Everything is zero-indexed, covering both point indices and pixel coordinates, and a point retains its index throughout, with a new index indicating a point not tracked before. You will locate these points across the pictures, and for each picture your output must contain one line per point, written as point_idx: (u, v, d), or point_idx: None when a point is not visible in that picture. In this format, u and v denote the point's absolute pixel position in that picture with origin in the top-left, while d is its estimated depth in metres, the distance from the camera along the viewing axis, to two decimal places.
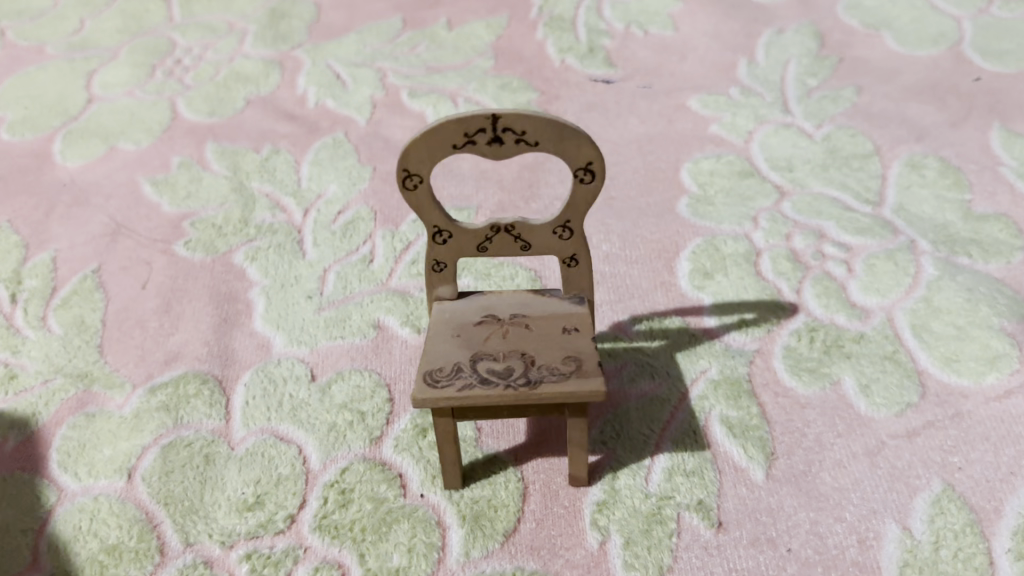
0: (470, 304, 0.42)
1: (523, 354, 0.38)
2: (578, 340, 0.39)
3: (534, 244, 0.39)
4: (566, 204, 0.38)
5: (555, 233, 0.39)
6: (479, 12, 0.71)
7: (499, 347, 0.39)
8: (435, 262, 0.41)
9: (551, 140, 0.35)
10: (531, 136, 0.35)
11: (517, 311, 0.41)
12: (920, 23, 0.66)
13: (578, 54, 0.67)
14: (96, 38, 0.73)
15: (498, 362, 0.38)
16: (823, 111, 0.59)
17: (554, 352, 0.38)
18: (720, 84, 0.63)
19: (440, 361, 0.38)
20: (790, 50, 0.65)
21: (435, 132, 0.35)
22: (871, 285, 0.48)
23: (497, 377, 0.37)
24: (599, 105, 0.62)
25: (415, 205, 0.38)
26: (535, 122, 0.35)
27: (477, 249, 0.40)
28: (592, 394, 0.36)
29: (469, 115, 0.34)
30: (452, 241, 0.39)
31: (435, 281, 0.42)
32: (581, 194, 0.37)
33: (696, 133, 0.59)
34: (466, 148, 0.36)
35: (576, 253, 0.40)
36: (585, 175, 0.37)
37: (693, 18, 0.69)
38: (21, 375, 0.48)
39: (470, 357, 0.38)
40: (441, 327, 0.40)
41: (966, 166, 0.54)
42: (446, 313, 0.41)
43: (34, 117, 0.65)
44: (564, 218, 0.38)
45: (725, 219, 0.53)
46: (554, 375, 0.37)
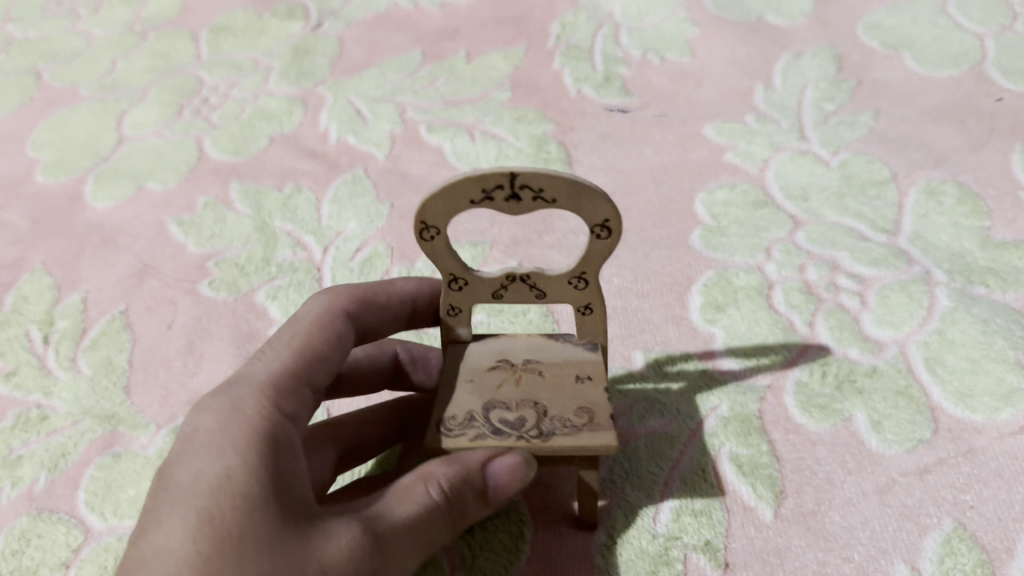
0: (483, 349, 0.42)
1: (536, 403, 0.39)
2: (590, 391, 0.39)
3: (549, 293, 0.40)
4: (582, 257, 0.38)
5: (570, 284, 0.39)
6: (497, 43, 0.72)
7: (511, 395, 0.39)
8: (449, 307, 0.41)
9: (568, 199, 0.36)
10: (549, 194, 0.35)
11: (529, 358, 0.41)
12: (942, 43, 0.65)
13: (594, 83, 0.67)
14: (127, 79, 0.75)
15: (512, 410, 0.38)
16: (839, 137, 0.59)
17: (567, 402, 0.38)
18: (737, 111, 0.62)
19: (455, 406, 0.39)
20: (807, 74, 0.64)
21: (453, 187, 0.36)
22: (884, 318, 0.47)
23: (510, 428, 0.37)
24: (614, 135, 0.63)
25: (432, 254, 0.38)
26: (553, 181, 0.35)
27: (491, 296, 0.41)
28: (606, 446, 0.36)
29: (487, 173, 0.35)
30: (467, 287, 0.40)
31: (450, 326, 0.42)
32: (598, 248, 0.37)
33: (710, 162, 0.59)
34: (482, 203, 0.36)
35: (591, 301, 0.40)
36: (601, 233, 0.37)
37: (710, 44, 0.68)
38: (52, 417, 0.50)
39: (483, 406, 0.39)
40: (455, 373, 0.41)
41: (985, 192, 0.54)
42: (460, 358, 0.42)
43: (68, 160, 0.68)
44: (579, 270, 0.39)
45: (737, 251, 0.53)
46: (566, 427, 0.37)
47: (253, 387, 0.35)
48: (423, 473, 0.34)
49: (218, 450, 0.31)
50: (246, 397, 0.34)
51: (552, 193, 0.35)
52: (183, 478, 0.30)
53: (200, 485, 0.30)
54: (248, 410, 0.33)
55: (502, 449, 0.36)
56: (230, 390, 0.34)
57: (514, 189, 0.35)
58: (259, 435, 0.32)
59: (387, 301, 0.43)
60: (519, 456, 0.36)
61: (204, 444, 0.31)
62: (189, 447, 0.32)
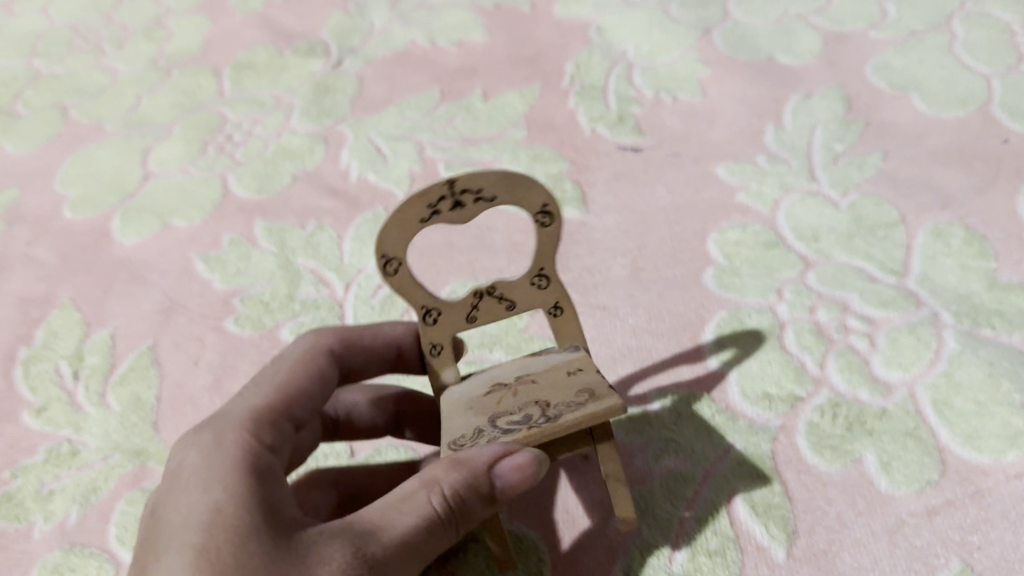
0: (476, 382, 0.44)
1: (537, 402, 0.40)
2: (584, 379, 0.41)
3: (517, 301, 0.45)
4: (536, 253, 0.44)
5: (532, 284, 0.45)
6: (513, 82, 0.74)
7: (512, 405, 0.41)
8: (431, 345, 0.45)
9: (506, 194, 0.41)
10: (488, 194, 0.41)
11: (522, 375, 0.43)
12: (949, 84, 0.66)
13: (608, 122, 0.69)
14: (152, 115, 0.77)
15: (516, 413, 0.40)
16: (848, 179, 0.60)
17: (566, 392, 0.40)
18: (748, 151, 0.64)
19: (460, 428, 0.40)
20: (817, 115, 0.65)
21: (404, 210, 0.41)
22: (893, 360, 0.49)
23: (518, 425, 0.39)
24: (627, 175, 0.64)
25: (402, 287, 0.43)
26: (488, 180, 0.41)
27: (466, 321, 0.45)
28: (614, 407, 0.37)
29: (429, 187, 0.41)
30: (441, 317, 0.45)
31: (437, 369, 0.45)
32: (545, 237, 0.43)
33: (722, 202, 0.60)
34: (432, 219, 0.41)
35: (558, 300, 0.45)
36: (545, 221, 0.43)
37: (722, 84, 0.70)
38: (82, 452, 0.52)
39: (488, 421, 0.40)
40: (456, 405, 0.43)
41: (991, 234, 0.55)
42: (455, 394, 0.44)
43: (95, 196, 0.70)
44: (537, 266, 0.44)
45: (749, 291, 0.54)
46: (570, 407, 0.38)
47: (233, 427, 0.40)
48: (423, 481, 0.37)
49: (209, 482, 0.36)
50: (226, 436, 0.39)
51: (490, 189, 0.41)
52: (178, 512, 0.35)
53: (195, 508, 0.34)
54: (227, 444, 0.39)
55: (514, 447, 0.37)
56: (213, 432, 0.40)
57: (457, 199, 0.41)
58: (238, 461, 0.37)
59: (370, 341, 0.49)
60: (528, 454, 0.37)
61: (190, 476, 0.37)
62: (178, 483, 0.37)
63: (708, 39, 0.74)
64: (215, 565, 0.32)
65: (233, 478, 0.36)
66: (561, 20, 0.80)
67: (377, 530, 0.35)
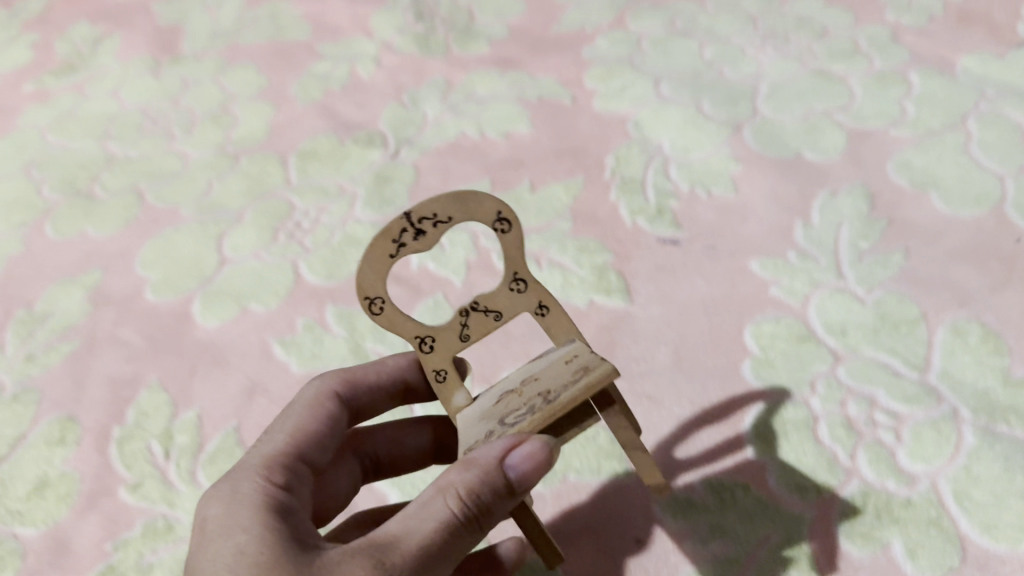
0: (485, 396, 0.51)
1: (540, 393, 0.47)
2: (575, 363, 0.48)
3: (501, 310, 0.52)
4: (507, 261, 0.51)
5: (511, 289, 0.52)
6: (559, 174, 0.81)
7: (518, 403, 0.47)
8: (436, 372, 0.51)
9: (459, 211, 0.50)
10: (443, 215, 0.50)
11: (524, 380, 0.50)
12: (966, 183, 0.71)
13: (648, 215, 0.74)
14: (225, 200, 0.83)
15: (521, 407, 0.47)
16: (873, 275, 0.65)
17: (563, 375, 0.47)
18: (780, 247, 0.69)
19: (475, 433, 0.47)
20: (843, 212, 0.71)
21: (375, 250, 0.50)
22: (917, 452, 0.54)
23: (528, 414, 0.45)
24: (668, 267, 0.69)
25: (392, 324, 0.51)
26: (437, 204, 0.50)
27: (460, 341, 0.52)
28: (608, 372, 0.44)
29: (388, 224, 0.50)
30: (435, 344, 0.51)
31: (449, 395, 0.51)
32: (508, 243, 0.51)
33: (757, 295, 0.66)
34: (400, 251, 0.50)
35: (540, 300, 0.52)
36: (503, 227, 0.51)
37: (753, 180, 0.75)
38: (177, 526, 0.58)
39: (499, 422, 0.47)
40: (469, 418, 0.49)
41: (1006, 332, 0.60)
42: (468, 408, 0.50)
43: (175, 279, 0.76)
44: (511, 271, 0.52)
45: (784, 383, 0.59)
46: (569, 385, 0.45)
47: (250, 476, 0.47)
48: (436, 487, 0.43)
49: (228, 529, 0.42)
50: (244, 485, 0.46)
51: (442, 211, 0.50)
52: (204, 562, 0.42)
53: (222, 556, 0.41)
54: (245, 491, 0.45)
55: (523, 438, 0.43)
56: (234, 481, 0.46)
57: (418, 229, 0.50)
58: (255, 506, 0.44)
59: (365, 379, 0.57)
60: (537, 442, 0.43)
61: (217, 526, 0.43)
62: (207, 536, 0.43)
63: (739, 135, 0.80)
64: None
65: (249, 521, 0.43)
66: (601, 115, 0.87)
67: (395, 537, 0.41)
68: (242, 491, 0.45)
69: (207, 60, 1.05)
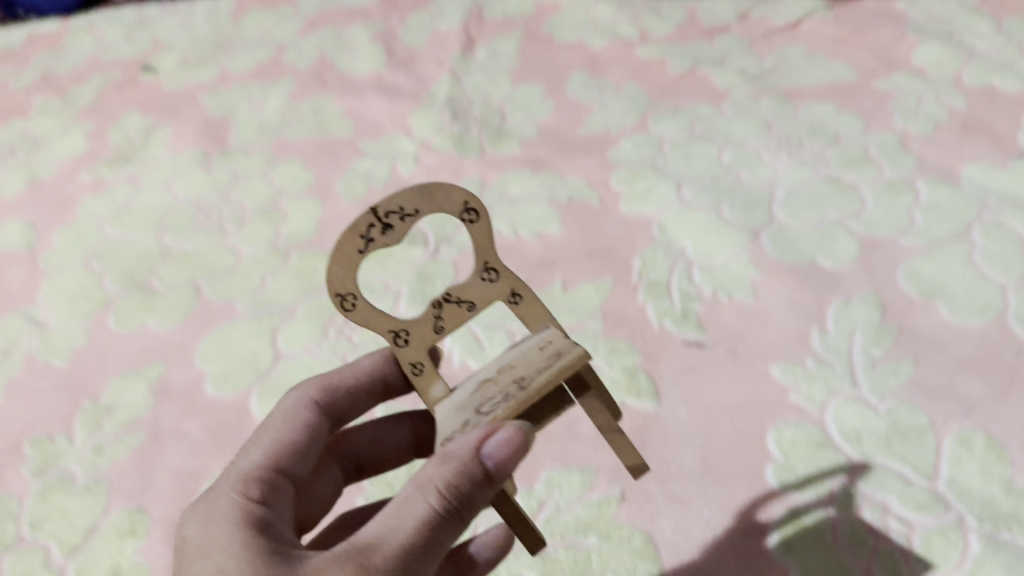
0: (459, 387, 0.57)
1: (512, 382, 0.54)
2: (541, 350, 0.55)
3: (472, 300, 0.58)
4: (478, 251, 0.58)
5: (481, 280, 0.58)
6: (589, 274, 0.86)
7: (492, 393, 0.54)
8: (414, 365, 0.57)
9: (426, 203, 0.57)
10: (410, 208, 0.57)
11: (496, 368, 0.56)
12: (971, 293, 0.77)
13: (674, 318, 0.80)
14: (277, 295, 0.90)
15: (497, 396, 0.54)
16: (885, 383, 0.70)
17: (532, 364, 0.54)
18: (798, 353, 0.74)
19: (451, 425, 0.54)
20: (856, 320, 0.76)
21: (348, 245, 0.57)
22: (927, 559, 0.59)
23: (505, 402, 0.53)
24: (693, 369, 0.75)
25: (367, 318, 0.57)
26: (405, 198, 0.57)
27: (435, 332, 0.58)
28: (582, 354, 0.53)
29: (357, 219, 0.57)
30: (410, 336, 0.58)
31: (427, 385, 0.57)
32: (476, 233, 0.58)
33: (777, 401, 0.71)
34: (370, 245, 0.57)
35: (509, 288, 0.59)
36: (470, 217, 0.58)
37: (772, 286, 0.81)
38: None
39: (474, 412, 0.54)
40: (448, 410, 0.55)
41: (1008, 442, 0.65)
42: (445, 398, 0.56)
43: (234, 373, 0.82)
44: (482, 262, 0.59)
45: (806, 490, 0.65)
46: (541, 372, 0.53)
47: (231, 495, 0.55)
48: (417, 484, 0.50)
49: (208, 548, 0.50)
50: (225, 503, 0.54)
51: (409, 205, 0.57)
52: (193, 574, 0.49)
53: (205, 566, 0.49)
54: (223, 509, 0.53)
55: (500, 428, 0.50)
56: (216, 502, 0.54)
57: (385, 223, 0.57)
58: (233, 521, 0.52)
59: (338, 385, 0.66)
60: (513, 429, 0.50)
61: (201, 542, 0.51)
62: (191, 553, 0.51)
63: (757, 242, 0.86)
64: None
65: (230, 535, 0.50)
66: (627, 217, 0.93)
67: (376, 539, 0.48)
68: (220, 508, 0.53)
69: (255, 154, 1.13)
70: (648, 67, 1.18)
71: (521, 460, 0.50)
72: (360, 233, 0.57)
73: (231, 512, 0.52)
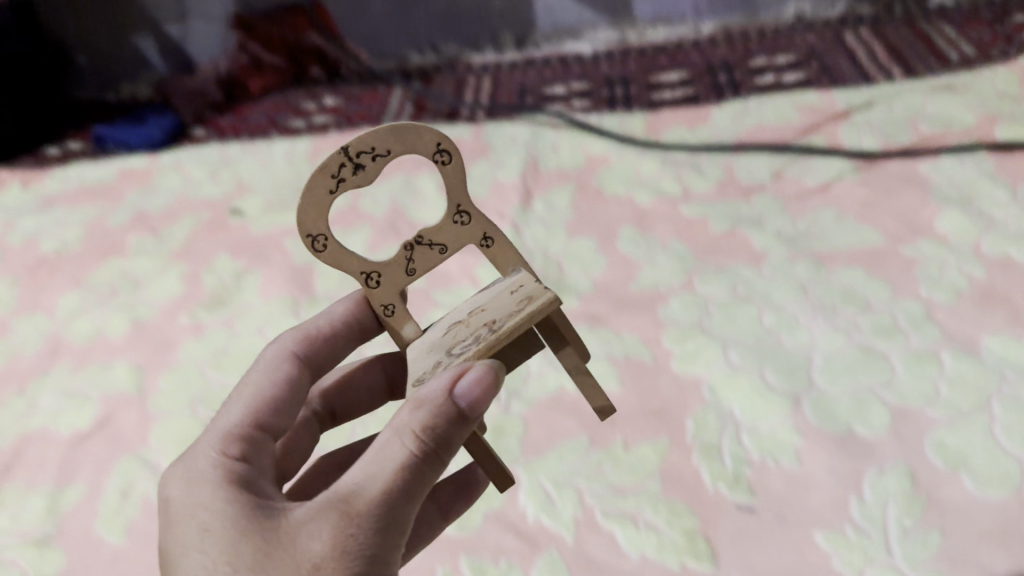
0: (433, 331, 0.78)
1: (487, 324, 0.71)
2: (511, 297, 0.73)
3: (445, 242, 0.78)
4: (451, 190, 0.76)
5: (454, 221, 0.77)
6: (647, 433, 0.96)
7: (467, 334, 0.72)
8: (387, 305, 0.78)
9: (397, 145, 0.73)
10: (384, 149, 0.73)
11: (470, 312, 0.76)
12: (993, 466, 0.87)
13: (727, 481, 0.89)
14: None
15: (471, 338, 0.71)
16: (917, 554, 0.80)
17: (506, 305, 0.72)
18: (839, 522, 0.84)
19: (429, 362, 0.72)
20: (889, 489, 0.86)
21: (317, 183, 0.72)
22: None
23: (479, 342, 0.69)
24: (745, 533, 0.85)
25: (339, 256, 0.75)
26: (377, 140, 0.72)
27: (407, 271, 0.78)
28: (547, 301, 0.70)
29: (330, 161, 0.72)
30: (382, 276, 0.77)
31: (401, 321, 0.79)
32: (449, 172, 0.75)
33: (822, 568, 0.81)
34: (341, 185, 0.73)
35: (479, 228, 0.78)
36: (444, 159, 0.75)
37: (814, 453, 0.90)
38: None
39: (449, 353, 0.71)
40: (423, 349, 0.75)
41: None
42: (419, 343, 0.77)
43: None
44: (455, 204, 0.77)
45: None
46: (512, 314, 0.70)
47: (214, 458, 0.70)
48: (394, 429, 0.64)
49: (199, 503, 0.65)
50: (210, 464, 0.69)
51: (380, 146, 0.73)
52: (191, 517, 0.64)
53: (197, 517, 0.64)
54: (208, 469, 0.68)
55: (473, 370, 0.64)
56: (206, 463, 0.69)
57: (357, 163, 0.73)
58: (217, 476, 0.67)
59: (312, 343, 0.85)
60: (483, 372, 0.64)
61: (194, 494, 0.66)
62: (184, 504, 0.66)
63: (799, 409, 0.95)
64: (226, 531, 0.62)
65: (219, 490, 0.65)
66: (680, 377, 1.02)
67: (358, 484, 0.62)
68: (205, 468, 0.68)
69: None
70: (692, 225, 1.30)
71: (489, 397, 0.64)
72: (331, 174, 0.72)
73: (218, 470, 0.68)
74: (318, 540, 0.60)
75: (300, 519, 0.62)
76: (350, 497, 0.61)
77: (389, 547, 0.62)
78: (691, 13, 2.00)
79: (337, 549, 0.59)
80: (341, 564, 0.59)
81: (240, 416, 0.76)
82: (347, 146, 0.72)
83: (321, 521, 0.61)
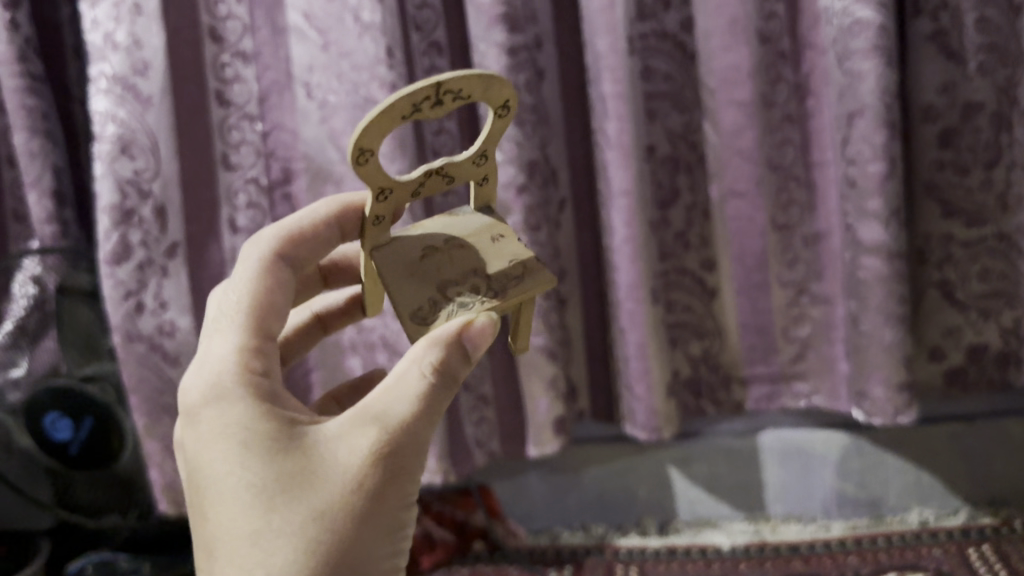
0: (409, 246, 1.25)
1: (483, 274, 1.22)
2: (500, 254, 1.26)
3: (456, 178, 1.26)
4: (489, 138, 1.25)
5: (474, 164, 1.27)
6: None
7: (457, 274, 1.22)
8: (379, 217, 1.23)
9: (475, 93, 1.18)
10: (466, 92, 1.17)
11: (455, 245, 1.26)
12: None
13: None
14: None
15: (467, 289, 1.20)
16: None
17: (501, 263, 1.24)
18: None
19: (429, 295, 1.19)
20: None
21: (412, 100, 1.13)
22: None
23: (477, 294, 1.20)
24: None
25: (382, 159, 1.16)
26: (466, 84, 1.16)
27: (420, 187, 1.24)
28: (543, 285, 1.22)
29: (432, 89, 1.13)
30: (394, 193, 1.22)
31: (379, 229, 1.25)
32: (499, 119, 1.24)
33: None
34: (422, 110, 1.15)
35: (484, 173, 1.29)
36: (501, 112, 1.23)
37: None
38: None
39: (443, 291, 1.20)
40: (412, 269, 1.22)
41: None
42: (402, 253, 1.24)
43: None
44: (483, 150, 1.26)
45: None
46: (514, 283, 1.22)
47: (241, 372, 1.08)
48: (416, 360, 1.06)
49: (241, 409, 1.04)
50: (246, 381, 1.07)
51: (464, 90, 1.17)
52: (236, 417, 1.03)
53: (243, 428, 1.02)
54: (245, 387, 1.07)
55: (484, 324, 1.13)
56: (243, 380, 1.07)
57: (439, 100, 1.16)
58: (252, 393, 1.06)
59: (298, 251, 1.29)
60: (490, 326, 1.13)
61: (237, 406, 1.04)
62: (229, 408, 1.04)
63: None
64: (275, 441, 1.01)
65: (255, 403, 1.05)
66: None
67: (389, 406, 1.03)
68: (238, 382, 1.07)
69: None
70: None
71: (490, 336, 1.14)
72: (425, 99, 1.14)
73: (250, 383, 1.07)
74: (360, 450, 1.01)
75: (342, 433, 1.03)
76: (384, 419, 1.03)
77: (419, 450, 1.05)
78: (821, 512, 2.24)
79: (373, 454, 1.01)
80: (372, 459, 1.01)
81: (245, 332, 1.14)
82: (441, 87, 1.14)
83: (364, 435, 1.02)
